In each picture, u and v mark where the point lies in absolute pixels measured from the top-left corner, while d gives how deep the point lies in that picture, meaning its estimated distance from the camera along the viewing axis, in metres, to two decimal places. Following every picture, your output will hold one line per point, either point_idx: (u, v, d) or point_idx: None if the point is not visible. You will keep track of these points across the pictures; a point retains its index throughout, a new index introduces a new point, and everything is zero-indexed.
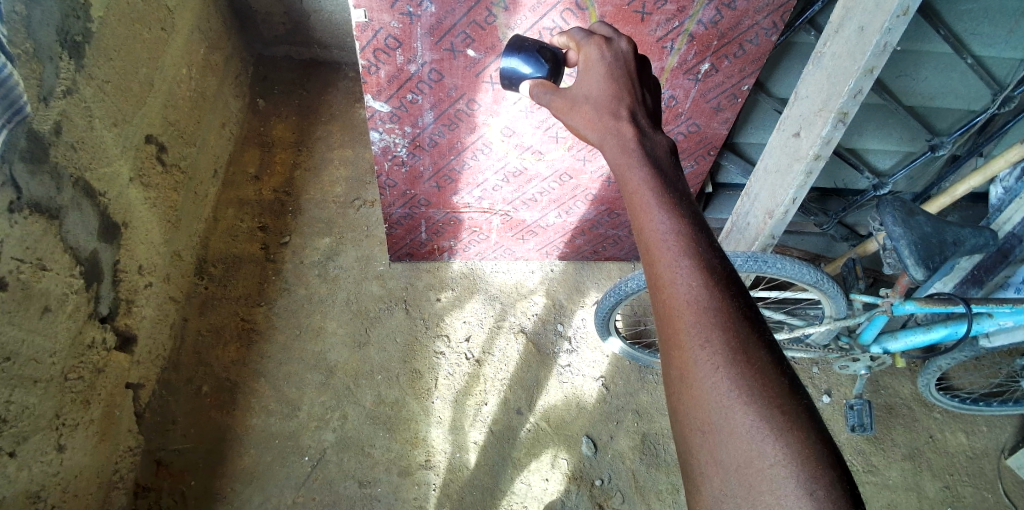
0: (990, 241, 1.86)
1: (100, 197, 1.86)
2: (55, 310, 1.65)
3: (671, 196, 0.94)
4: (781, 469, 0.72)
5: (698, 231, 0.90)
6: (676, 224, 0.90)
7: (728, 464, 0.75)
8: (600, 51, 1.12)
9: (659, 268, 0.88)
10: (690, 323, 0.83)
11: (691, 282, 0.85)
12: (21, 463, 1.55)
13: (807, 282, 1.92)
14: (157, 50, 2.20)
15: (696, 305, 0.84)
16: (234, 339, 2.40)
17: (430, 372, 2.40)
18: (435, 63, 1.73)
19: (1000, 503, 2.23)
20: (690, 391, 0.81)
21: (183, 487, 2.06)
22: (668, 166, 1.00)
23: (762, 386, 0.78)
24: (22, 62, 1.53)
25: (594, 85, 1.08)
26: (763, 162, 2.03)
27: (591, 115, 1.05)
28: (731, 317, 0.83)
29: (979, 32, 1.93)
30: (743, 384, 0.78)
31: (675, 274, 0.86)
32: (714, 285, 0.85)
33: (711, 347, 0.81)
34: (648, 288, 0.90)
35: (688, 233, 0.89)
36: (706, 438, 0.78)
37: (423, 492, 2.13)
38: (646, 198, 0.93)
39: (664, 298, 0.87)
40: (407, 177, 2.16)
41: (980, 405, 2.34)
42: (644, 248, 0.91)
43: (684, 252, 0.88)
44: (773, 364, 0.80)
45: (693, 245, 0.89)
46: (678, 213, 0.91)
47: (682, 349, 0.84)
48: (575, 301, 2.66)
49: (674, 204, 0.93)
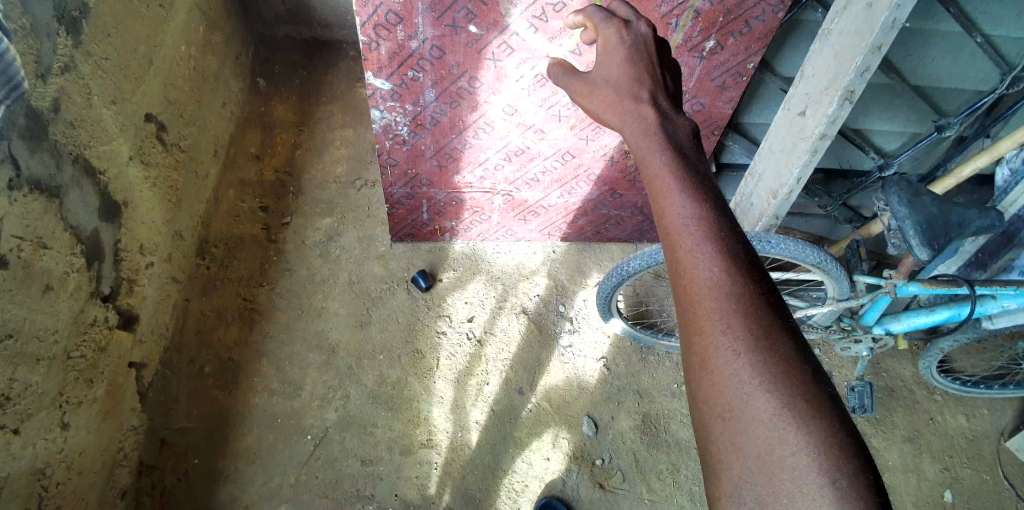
0: (995, 222, 1.84)
1: (100, 176, 1.85)
2: (56, 289, 1.65)
3: (693, 180, 0.93)
4: (804, 459, 0.71)
5: (721, 216, 0.90)
6: (697, 209, 0.90)
7: (749, 452, 0.74)
8: (620, 33, 1.10)
9: (681, 253, 0.88)
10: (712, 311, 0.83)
11: (713, 267, 0.85)
12: (26, 440, 1.57)
13: (811, 263, 1.91)
14: (155, 27, 2.18)
15: (719, 290, 0.83)
16: (236, 318, 2.40)
17: (431, 353, 2.41)
18: (437, 40, 1.71)
19: (999, 486, 2.24)
20: (710, 377, 0.81)
21: (186, 465, 2.08)
22: (690, 150, 0.99)
23: (784, 373, 0.77)
24: (19, 37, 1.53)
25: (613, 68, 1.07)
26: (769, 142, 2.01)
27: (612, 98, 1.05)
28: (755, 304, 0.83)
29: (988, 11, 1.90)
30: (766, 370, 0.77)
31: (697, 259, 0.86)
32: (738, 272, 0.85)
33: (733, 333, 0.81)
34: (669, 274, 0.89)
35: (711, 218, 0.89)
36: (727, 425, 0.77)
37: (425, 471, 2.15)
38: (666, 182, 0.93)
39: (685, 282, 0.87)
40: (409, 156, 2.14)
41: (981, 387, 2.36)
42: (665, 232, 0.91)
43: (705, 237, 0.87)
44: (797, 351, 0.80)
45: (716, 230, 0.88)
46: (700, 198, 0.91)
47: (703, 335, 0.83)
48: (577, 282, 2.65)
49: (695, 188, 0.92)
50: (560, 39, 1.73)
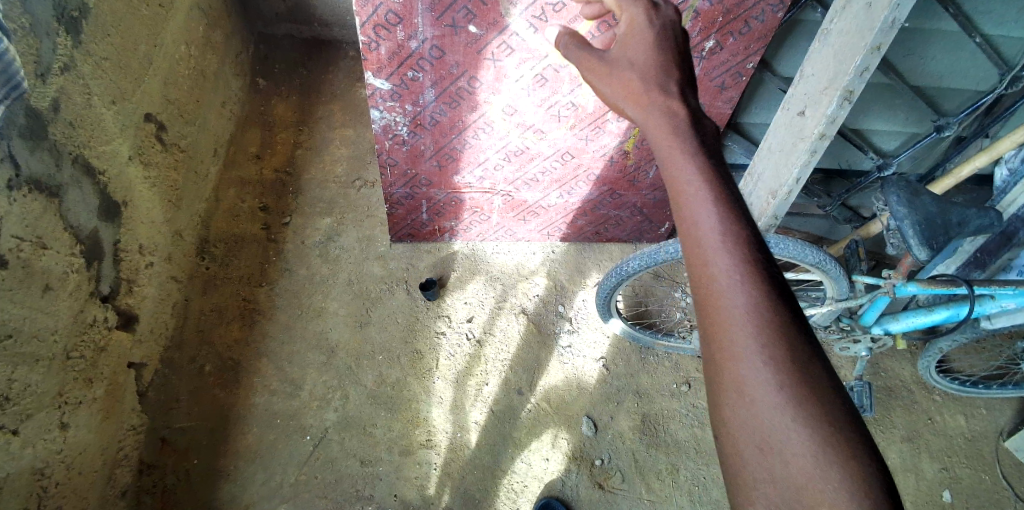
0: (995, 222, 1.84)
1: (100, 175, 1.85)
2: (56, 289, 1.65)
3: (723, 190, 0.89)
4: (841, 495, 0.69)
5: (751, 231, 0.86)
6: (728, 222, 0.85)
7: (784, 485, 0.72)
8: (648, 18, 1.10)
9: (711, 270, 0.84)
10: (731, 311, 0.81)
11: (746, 287, 0.81)
12: (26, 440, 1.57)
13: (810, 263, 1.91)
14: (155, 27, 2.18)
15: (751, 312, 0.80)
16: (235, 318, 2.40)
17: (431, 353, 2.41)
18: (436, 40, 1.71)
19: (998, 486, 2.24)
20: (743, 404, 0.77)
21: (186, 465, 2.07)
22: (717, 155, 0.95)
23: (819, 404, 0.75)
24: (19, 37, 1.53)
25: (638, 54, 1.06)
26: (768, 142, 2.01)
27: (637, 89, 1.01)
28: (788, 328, 0.79)
29: (987, 11, 1.91)
30: (799, 402, 0.75)
31: (728, 277, 0.82)
32: (760, 273, 0.83)
33: (767, 358, 0.77)
34: (697, 291, 0.86)
35: (742, 234, 0.85)
36: (759, 454, 0.75)
37: (424, 471, 2.15)
38: (696, 192, 0.88)
39: (715, 301, 0.83)
40: (409, 156, 2.14)
41: (979, 387, 2.36)
42: (694, 246, 0.87)
43: (737, 254, 0.83)
44: (829, 380, 0.77)
45: (748, 247, 0.84)
46: (731, 209, 0.87)
47: (735, 360, 0.80)
48: (576, 282, 2.65)
49: (725, 199, 0.88)
50: None
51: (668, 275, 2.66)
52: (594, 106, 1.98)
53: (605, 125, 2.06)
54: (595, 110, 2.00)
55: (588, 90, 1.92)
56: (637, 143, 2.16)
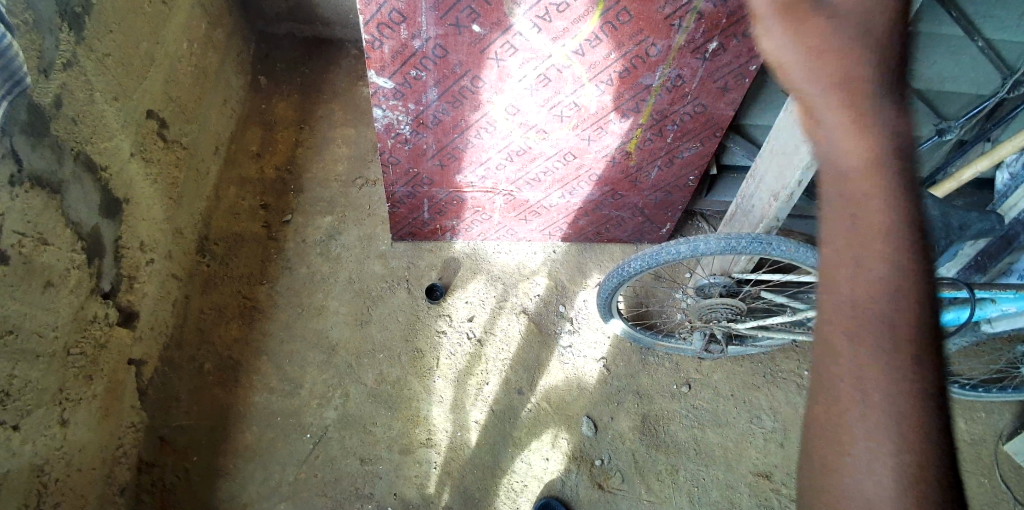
0: (996, 226, 1.84)
1: (101, 172, 1.85)
2: (57, 285, 1.65)
3: (894, 178, 0.80)
4: None
5: (910, 233, 0.78)
6: (889, 217, 0.78)
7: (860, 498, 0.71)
8: None
9: (850, 262, 0.79)
10: (859, 321, 0.76)
11: (888, 296, 0.76)
12: (26, 436, 1.57)
13: (811, 264, 1.92)
14: (157, 23, 2.17)
15: (884, 321, 0.75)
16: (236, 316, 2.40)
17: (431, 352, 2.41)
18: (440, 39, 1.71)
19: (997, 489, 2.25)
20: (841, 410, 0.75)
21: (186, 463, 2.08)
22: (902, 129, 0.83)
23: (919, 439, 0.71)
24: (22, 33, 1.53)
25: None
26: (770, 144, 2.01)
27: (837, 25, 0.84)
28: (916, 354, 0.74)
29: (990, 14, 1.91)
30: (907, 429, 0.72)
31: (870, 277, 0.77)
32: (911, 287, 0.76)
33: (886, 374, 0.74)
34: (832, 277, 0.80)
35: (900, 237, 0.78)
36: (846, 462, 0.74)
37: (424, 470, 2.15)
38: (866, 171, 0.80)
39: (852, 296, 0.77)
40: (411, 155, 2.14)
41: (979, 390, 2.34)
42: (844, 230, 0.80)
43: (888, 256, 0.77)
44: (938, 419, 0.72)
45: (901, 250, 0.77)
46: (892, 203, 0.79)
47: (845, 365, 0.76)
48: (577, 282, 2.65)
49: (895, 189, 0.79)
50: (564, 39, 1.74)
51: (669, 275, 2.66)
52: (596, 106, 1.98)
53: (607, 125, 2.06)
54: (597, 110, 1.99)
55: (591, 90, 1.92)
56: (639, 144, 2.16)
